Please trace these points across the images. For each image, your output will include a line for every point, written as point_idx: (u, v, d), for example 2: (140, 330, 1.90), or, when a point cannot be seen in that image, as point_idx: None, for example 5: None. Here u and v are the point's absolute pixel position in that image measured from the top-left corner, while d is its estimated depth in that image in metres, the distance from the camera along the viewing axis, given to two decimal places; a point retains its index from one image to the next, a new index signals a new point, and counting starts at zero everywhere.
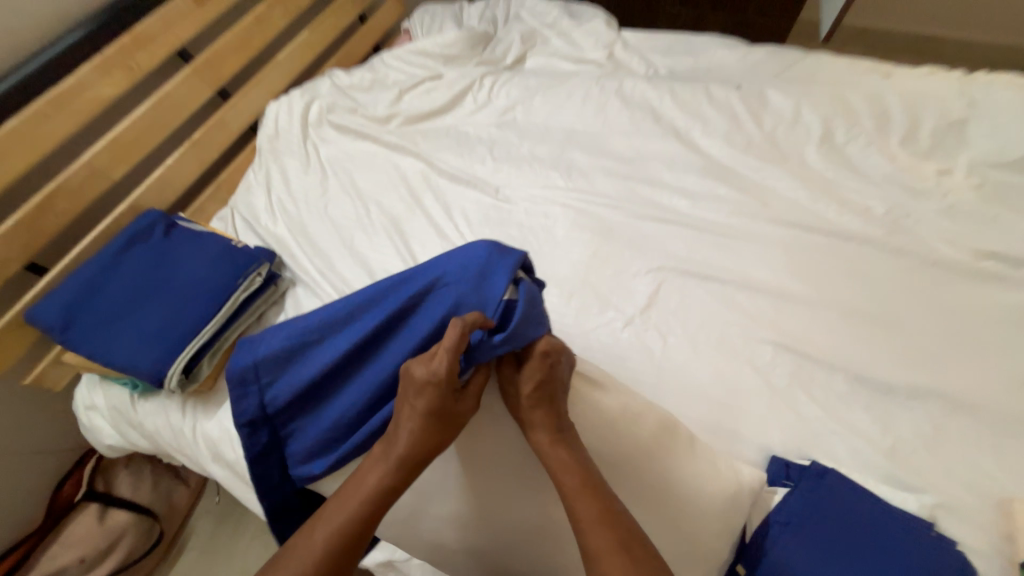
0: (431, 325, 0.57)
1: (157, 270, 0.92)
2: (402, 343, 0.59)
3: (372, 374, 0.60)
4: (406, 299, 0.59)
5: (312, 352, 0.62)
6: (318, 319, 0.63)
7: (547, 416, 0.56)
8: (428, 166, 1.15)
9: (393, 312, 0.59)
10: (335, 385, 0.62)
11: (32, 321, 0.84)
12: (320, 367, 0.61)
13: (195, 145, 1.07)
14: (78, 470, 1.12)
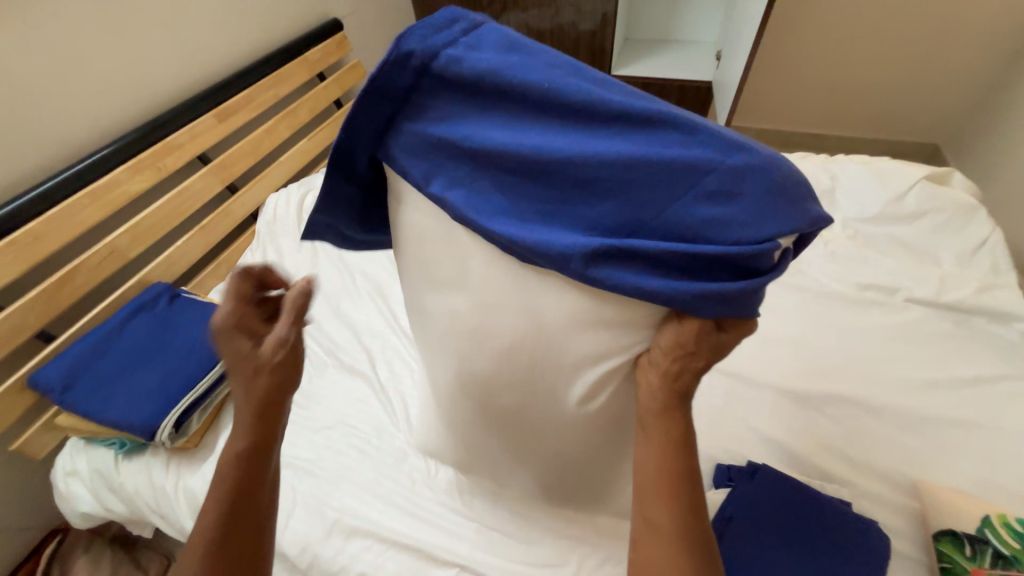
0: (679, 207, 0.42)
1: (158, 335, 1.01)
2: (600, 160, 0.43)
3: (558, 161, 0.44)
4: (729, 189, 0.40)
5: (535, 99, 0.44)
6: (550, 73, 0.44)
7: (669, 379, 0.48)
8: None
9: (698, 186, 0.41)
10: (502, 141, 0.46)
11: (34, 383, 0.91)
12: (503, 133, 0.46)
13: (202, 229, 1.24)
14: (34, 558, 1.08)
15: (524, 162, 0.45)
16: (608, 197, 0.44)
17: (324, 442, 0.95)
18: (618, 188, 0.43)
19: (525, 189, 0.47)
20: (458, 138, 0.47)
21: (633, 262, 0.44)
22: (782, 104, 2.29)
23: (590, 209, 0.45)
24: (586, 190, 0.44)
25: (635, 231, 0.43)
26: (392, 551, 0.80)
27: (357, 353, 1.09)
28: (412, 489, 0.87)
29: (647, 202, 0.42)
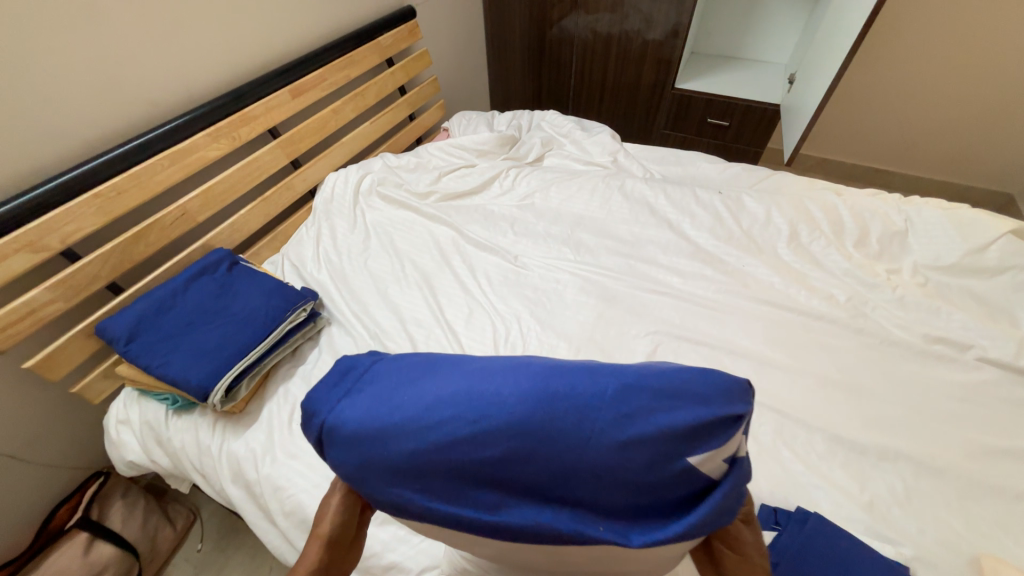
0: (601, 449, 0.35)
1: (217, 299, 1.04)
2: (500, 440, 0.36)
3: (465, 460, 0.37)
4: (631, 412, 0.36)
5: (441, 409, 0.39)
6: (448, 379, 0.42)
7: (735, 558, 0.44)
8: (458, 235, 1.35)
9: (617, 429, 0.36)
10: (398, 449, 0.39)
11: (100, 332, 0.94)
12: (391, 437, 0.40)
13: (264, 201, 1.27)
14: (78, 495, 1.12)
15: (426, 463, 0.38)
16: (536, 478, 0.37)
17: None
18: (536, 463, 0.36)
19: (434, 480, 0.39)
20: (356, 450, 0.41)
21: (587, 516, 0.37)
22: (851, 133, 2.19)
23: (519, 481, 0.37)
24: (512, 471, 0.37)
25: (584, 490, 0.36)
26: (427, 543, 0.80)
27: (402, 341, 1.08)
28: None
29: (572, 466, 0.36)
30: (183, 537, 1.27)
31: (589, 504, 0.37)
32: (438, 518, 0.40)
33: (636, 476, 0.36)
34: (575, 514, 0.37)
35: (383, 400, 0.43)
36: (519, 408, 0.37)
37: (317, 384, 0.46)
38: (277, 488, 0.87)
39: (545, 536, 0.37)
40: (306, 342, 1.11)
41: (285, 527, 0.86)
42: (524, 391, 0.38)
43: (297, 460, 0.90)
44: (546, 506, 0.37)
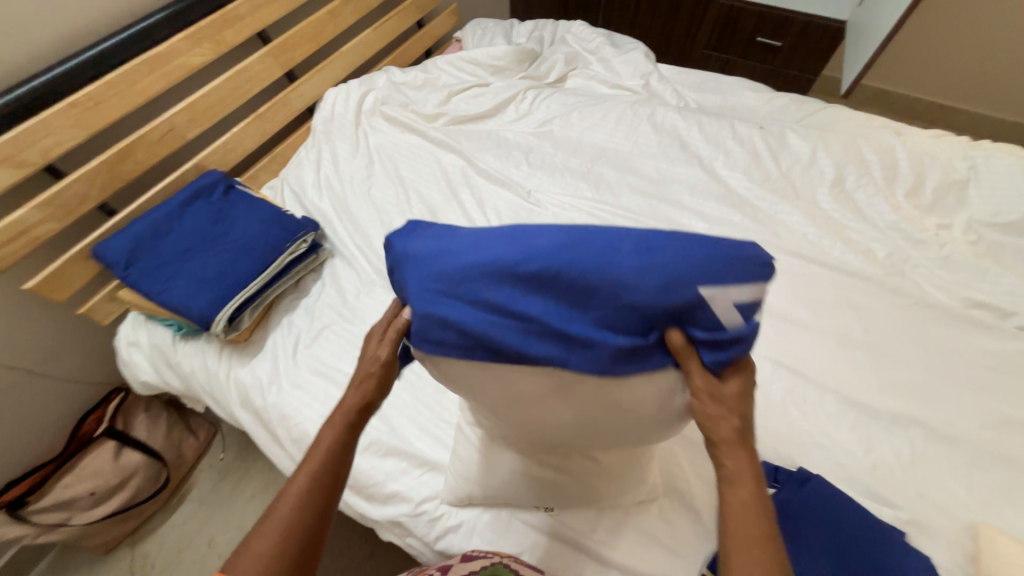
0: (610, 278, 0.40)
1: (215, 226, 1.00)
2: (528, 251, 0.43)
3: (489, 275, 0.44)
4: (644, 242, 0.41)
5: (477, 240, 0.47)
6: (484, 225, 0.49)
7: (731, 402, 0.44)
8: (468, 165, 1.25)
9: (632, 249, 0.41)
10: (439, 266, 0.47)
11: (98, 255, 0.92)
12: (436, 258, 0.48)
13: (259, 118, 1.17)
14: (103, 407, 1.19)
15: (459, 281, 0.45)
16: (559, 290, 0.42)
17: None
18: (560, 275, 0.41)
19: (460, 296, 0.45)
20: (410, 269, 0.50)
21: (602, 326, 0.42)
22: (925, 60, 1.90)
23: (532, 301, 0.43)
24: (540, 282, 0.42)
25: (601, 302, 0.42)
26: (427, 475, 0.83)
27: None
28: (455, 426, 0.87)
29: (571, 293, 0.42)
30: (207, 446, 1.36)
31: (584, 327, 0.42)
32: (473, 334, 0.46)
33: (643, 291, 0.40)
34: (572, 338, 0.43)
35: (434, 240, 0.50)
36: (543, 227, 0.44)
37: (393, 233, 0.56)
38: (284, 415, 0.90)
39: (567, 341, 0.43)
40: (309, 274, 1.08)
41: (293, 452, 0.89)
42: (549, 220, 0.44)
43: (302, 390, 0.91)
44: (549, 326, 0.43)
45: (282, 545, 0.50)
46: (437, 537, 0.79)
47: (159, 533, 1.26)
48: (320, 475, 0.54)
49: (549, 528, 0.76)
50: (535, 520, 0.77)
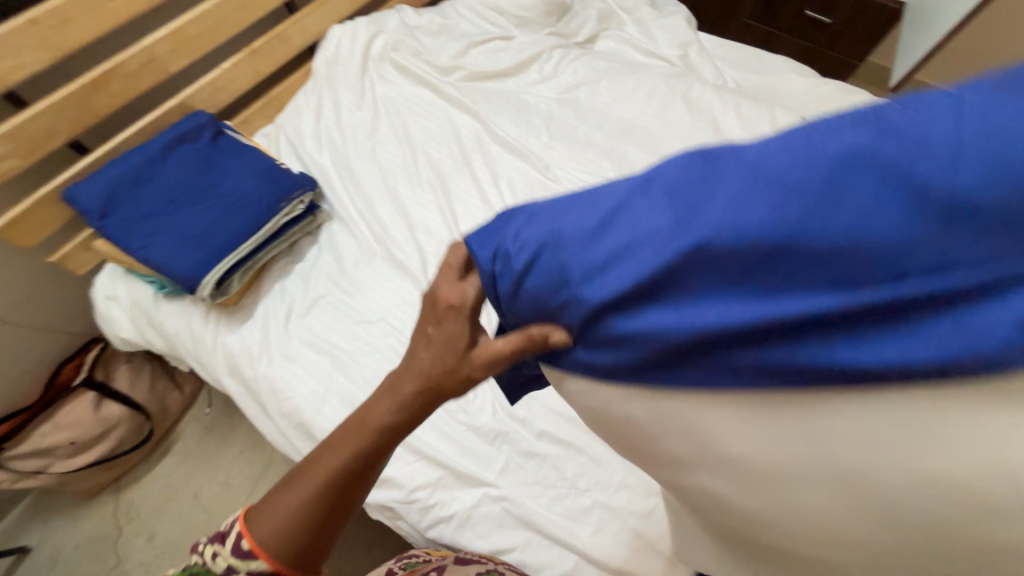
0: (918, 206, 0.26)
1: (202, 177, 0.91)
2: (724, 222, 0.31)
3: (682, 240, 0.32)
4: (900, 142, 0.27)
5: (611, 223, 0.36)
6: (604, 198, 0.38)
7: None
8: (483, 129, 1.14)
9: (896, 162, 0.27)
10: (588, 246, 0.36)
11: (70, 200, 0.83)
12: (579, 236, 0.37)
13: (253, 54, 1.04)
14: (80, 356, 1.14)
15: (635, 254, 0.34)
16: (811, 269, 0.29)
17: (365, 339, 0.89)
18: (806, 244, 0.28)
19: (648, 283, 0.33)
20: (536, 264, 0.38)
21: (944, 283, 0.26)
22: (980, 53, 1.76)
23: (782, 274, 0.29)
24: (773, 256, 0.29)
25: (910, 256, 0.26)
26: (421, 463, 0.80)
27: (410, 250, 0.97)
28: (451, 416, 0.84)
29: (828, 241, 0.28)
30: (193, 400, 1.33)
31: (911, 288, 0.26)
32: (693, 343, 0.33)
33: (959, 209, 0.25)
34: (878, 318, 0.28)
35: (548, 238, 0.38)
36: (705, 182, 0.33)
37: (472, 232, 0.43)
38: (274, 388, 0.85)
39: (879, 343, 0.27)
40: (305, 237, 1.00)
41: (283, 427, 0.86)
42: (698, 173, 0.33)
43: (294, 364, 0.87)
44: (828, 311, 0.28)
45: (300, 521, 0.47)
46: (429, 525, 0.78)
47: (141, 482, 1.24)
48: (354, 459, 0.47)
49: (542, 527, 0.75)
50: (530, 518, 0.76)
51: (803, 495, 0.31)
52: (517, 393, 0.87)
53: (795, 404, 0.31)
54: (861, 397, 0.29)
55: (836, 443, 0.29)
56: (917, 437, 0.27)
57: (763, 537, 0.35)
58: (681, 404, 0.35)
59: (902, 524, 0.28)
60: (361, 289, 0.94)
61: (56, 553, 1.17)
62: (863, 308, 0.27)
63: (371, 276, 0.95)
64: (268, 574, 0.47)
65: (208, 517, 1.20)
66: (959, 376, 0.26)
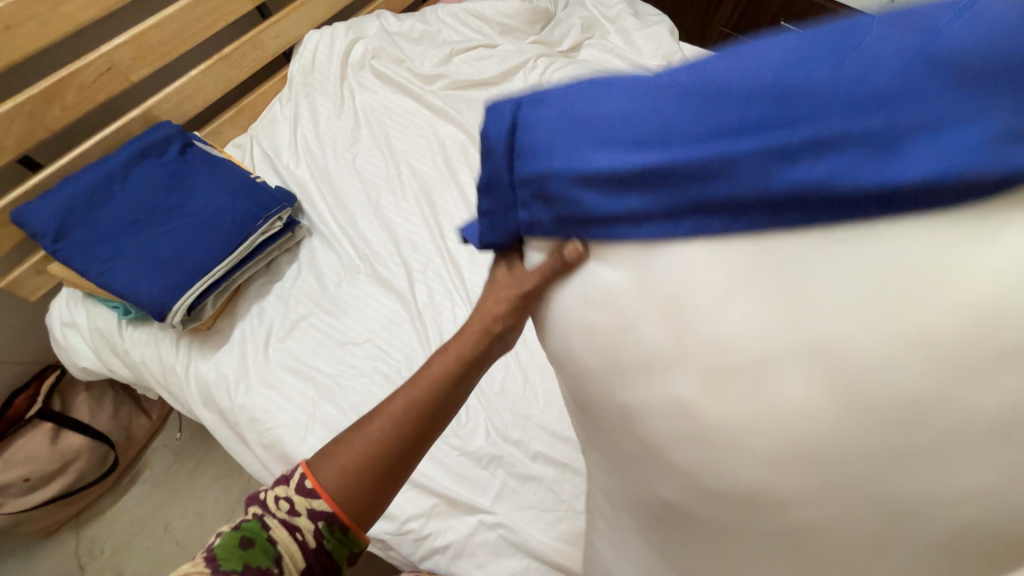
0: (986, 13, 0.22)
1: (169, 194, 0.85)
2: (762, 55, 0.26)
3: (716, 72, 0.27)
4: None
5: (633, 75, 0.30)
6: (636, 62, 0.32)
7: None
8: (469, 140, 1.11)
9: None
10: (603, 98, 0.30)
11: (20, 221, 0.77)
12: (594, 94, 0.31)
13: (223, 60, 0.98)
14: (34, 385, 1.06)
15: (655, 102, 0.28)
16: (857, 81, 0.23)
17: (349, 362, 0.85)
18: (851, 60, 0.24)
19: (661, 119, 0.28)
20: (548, 112, 0.32)
21: (995, 102, 0.21)
22: None
23: (816, 83, 0.24)
24: (811, 75, 0.24)
25: (966, 59, 0.22)
26: (412, 492, 0.77)
27: (395, 267, 0.94)
28: (443, 441, 0.82)
29: (882, 56, 0.23)
30: (161, 424, 1.25)
31: (1003, 125, 0.21)
32: (692, 204, 0.27)
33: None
34: (938, 129, 0.22)
35: (562, 107, 0.32)
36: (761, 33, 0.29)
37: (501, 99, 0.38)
38: (254, 418, 0.80)
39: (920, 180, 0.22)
40: (283, 255, 0.95)
41: (264, 458, 0.81)
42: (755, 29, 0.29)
43: (275, 391, 0.82)
44: (891, 148, 0.22)
45: (363, 470, 0.43)
46: (422, 557, 0.75)
47: (106, 516, 1.16)
48: (421, 395, 0.44)
49: (540, 554, 0.73)
50: (526, 543, 0.74)
51: (798, 386, 0.25)
52: (510, 415, 0.84)
53: (824, 265, 0.24)
54: (876, 234, 0.23)
55: (892, 319, 0.22)
56: (978, 286, 0.21)
57: (728, 474, 0.28)
58: (670, 284, 0.28)
59: (942, 439, 0.22)
60: (345, 309, 0.90)
61: None
62: (917, 120, 0.22)
63: (355, 295, 0.91)
64: (327, 518, 0.43)
65: (181, 550, 1.13)
66: (978, 214, 0.22)
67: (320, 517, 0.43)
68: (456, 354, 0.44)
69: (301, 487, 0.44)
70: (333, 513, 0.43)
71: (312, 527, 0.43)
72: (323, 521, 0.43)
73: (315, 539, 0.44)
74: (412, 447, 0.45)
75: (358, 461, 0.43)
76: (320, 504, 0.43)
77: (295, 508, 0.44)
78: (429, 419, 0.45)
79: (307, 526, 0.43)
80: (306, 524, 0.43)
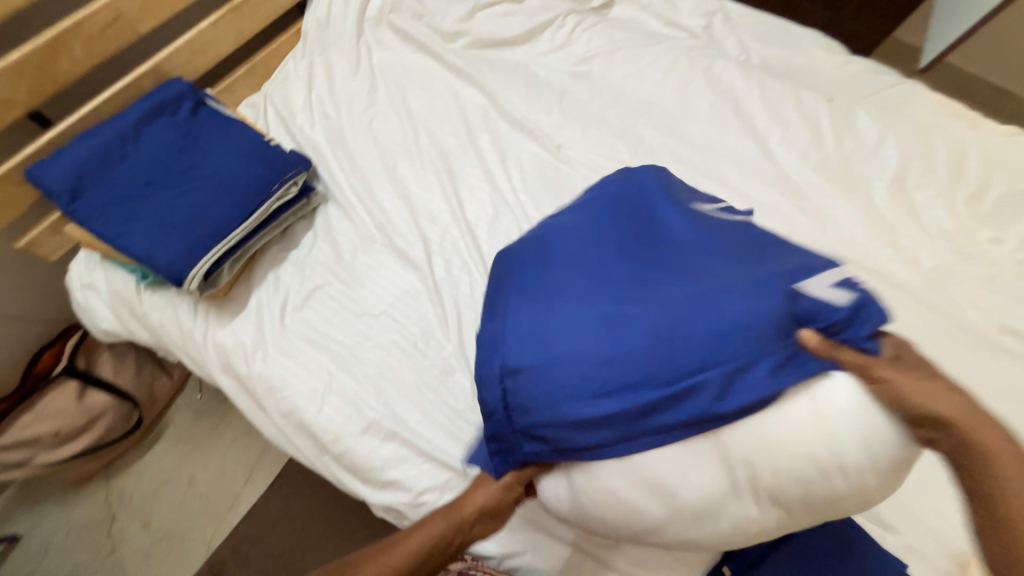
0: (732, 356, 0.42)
1: (183, 155, 0.82)
2: (627, 351, 0.45)
3: (602, 369, 0.46)
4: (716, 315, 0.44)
5: (563, 358, 0.48)
6: (562, 340, 0.49)
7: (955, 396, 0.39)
8: (491, 105, 1.05)
9: (723, 324, 0.43)
10: (567, 366, 0.47)
11: (34, 180, 0.75)
12: (545, 370, 0.49)
13: (234, 12, 0.93)
14: (59, 344, 1.08)
15: (596, 394, 0.46)
16: (674, 390, 0.43)
17: (365, 334, 0.84)
18: (668, 380, 0.44)
19: (595, 415, 0.46)
20: (529, 387, 0.50)
21: (742, 394, 0.42)
22: None
23: (661, 397, 0.44)
24: (651, 384, 0.44)
25: (725, 381, 0.43)
26: (426, 464, 0.76)
27: (412, 238, 0.91)
28: (459, 415, 0.79)
29: (687, 371, 0.43)
30: (183, 385, 1.28)
31: (749, 401, 0.42)
32: (618, 436, 0.47)
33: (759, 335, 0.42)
34: (723, 416, 0.43)
35: (534, 338, 0.51)
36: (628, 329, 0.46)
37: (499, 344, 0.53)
38: (271, 386, 0.81)
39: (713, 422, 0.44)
40: (298, 222, 0.93)
41: (282, 425, 0.82)
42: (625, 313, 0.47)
43: (292, 360, 0.82)
44: (700, 418, 0.44)
45: None
46: None
47: (134, 469, 1.21)
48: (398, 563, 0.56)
49: (553, 532, 0.72)
50: (542, 523, 0.72)
51: (695, 479, 0.45)
52: None
53: (678, 458, 0.45)
54: (699, 446, 0.45)
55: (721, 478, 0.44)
56: (767, 451, 0.42)
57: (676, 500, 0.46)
58: (655, 473, 0.46)
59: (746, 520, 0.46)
60: (361, 280, 0.88)
61: (48, 539, 1.14)
62: (714, 411, 0.43)
63: (371, 265, 0.89)
64: None
65: (205, 504, 1.17)
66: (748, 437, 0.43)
67: None
68: (438, 527, 0.60)
69: None
70: None
71: None
72: None
73: None
74: None
75: None
76: None
77: None
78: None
79: None
80: None
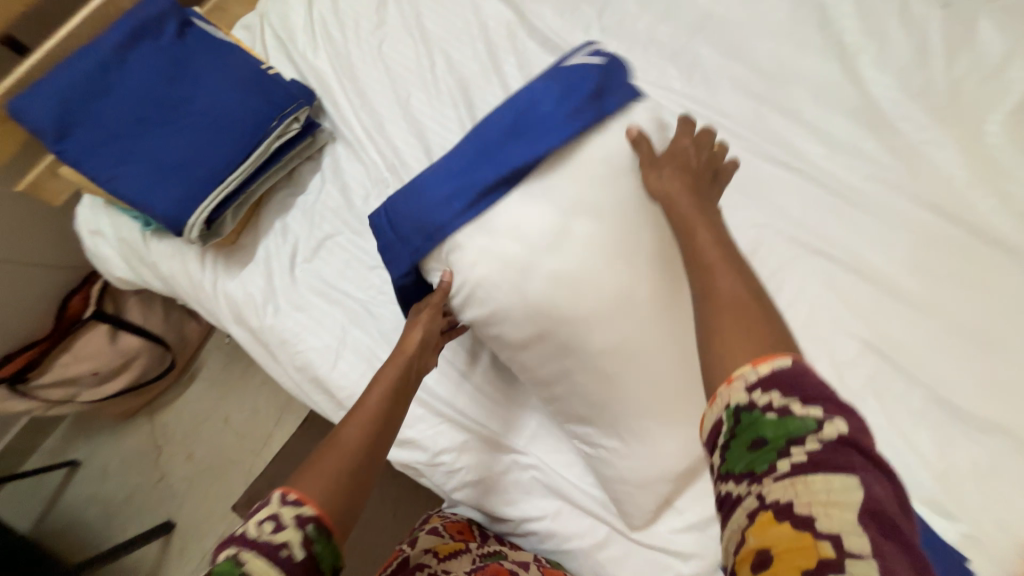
0: (544, 121, 0.58)
1: (173, 87, 0.74)
2: (475, 148, 0.59)
3: (461, 161, 0.59)
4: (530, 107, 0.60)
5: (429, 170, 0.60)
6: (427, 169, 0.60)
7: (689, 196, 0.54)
8: (518, 20, 0.89)
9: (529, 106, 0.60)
10: (427, 179, 0.59)
11: (19, 116, 0.69)
12: (414, 189, 0.59)
13: None
14: (86, 289, 1.09)
15: (455, 178, 0.58)
16: (512, 155, 0.57)
17: (378, 287, 0.78)
18: (503, 154, 0.57)
19: (459, 193, 0.57)
20: (405, 203, 0.59)
21: (561, 135, 0.58)
22: None
23: (508, 161, 0.57)
24: (495, 155, 0.58)
25: (544, 137, 0.57)
26: (443, 425, 0.75)
27: None
28: (475, 379, 0.76)
29: (515, 141, 0.58)
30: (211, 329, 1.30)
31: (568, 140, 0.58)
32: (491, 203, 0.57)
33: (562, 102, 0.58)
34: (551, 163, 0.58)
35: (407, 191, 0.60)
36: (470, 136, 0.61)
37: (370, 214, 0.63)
38: (284, 340, 0.78)
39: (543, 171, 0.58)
40: (305, 163, 0.84)
41: (298, 379, 0.79)
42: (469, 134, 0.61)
43: (303, 314, 0.78)
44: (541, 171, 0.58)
45: (341, 473, 0.48)
46: (453, 488, 0.74)
47: (173, 406, 1.27)
48: (367, 422, 0.54)
49: (571, 496, 0.71)
50: (555, 485, 0.72)
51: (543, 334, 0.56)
52: None
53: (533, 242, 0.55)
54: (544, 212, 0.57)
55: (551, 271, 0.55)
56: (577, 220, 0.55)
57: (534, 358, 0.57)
58: (506, 272, 0.55)
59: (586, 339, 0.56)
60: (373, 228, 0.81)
61: (104, 464, 1.24)
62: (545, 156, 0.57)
63: None
64: (316, 525, 0.44)
65: (240, 441, 1.23)
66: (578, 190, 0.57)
67: (307, 521, 0.44)
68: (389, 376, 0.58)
69: (286, 501, 0.45)
70: (319, 518, 0.45)
71: (301, 537, 0.43)
72: (312, 525, 0.44)
73: (302, 553, 0.43)
74: (371, 447, 0.52)
75: (335, 465, 0.49)
76: (296, 512, 0.44)
77: (278, 524, 0.44)
78: (374, 438, 0.53)
79: (293, 540, 0.43)
80: (294, 534, 0.43)
